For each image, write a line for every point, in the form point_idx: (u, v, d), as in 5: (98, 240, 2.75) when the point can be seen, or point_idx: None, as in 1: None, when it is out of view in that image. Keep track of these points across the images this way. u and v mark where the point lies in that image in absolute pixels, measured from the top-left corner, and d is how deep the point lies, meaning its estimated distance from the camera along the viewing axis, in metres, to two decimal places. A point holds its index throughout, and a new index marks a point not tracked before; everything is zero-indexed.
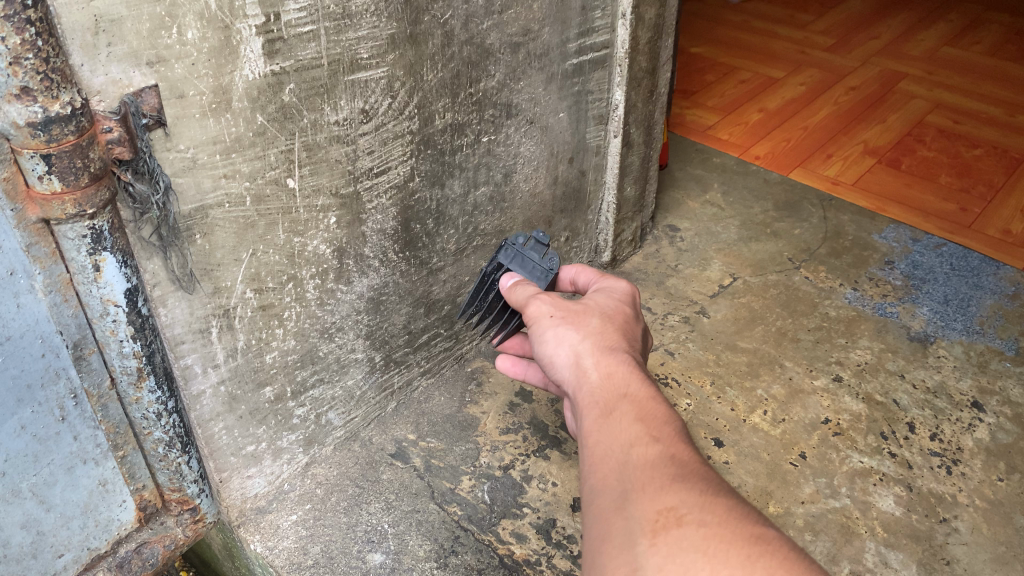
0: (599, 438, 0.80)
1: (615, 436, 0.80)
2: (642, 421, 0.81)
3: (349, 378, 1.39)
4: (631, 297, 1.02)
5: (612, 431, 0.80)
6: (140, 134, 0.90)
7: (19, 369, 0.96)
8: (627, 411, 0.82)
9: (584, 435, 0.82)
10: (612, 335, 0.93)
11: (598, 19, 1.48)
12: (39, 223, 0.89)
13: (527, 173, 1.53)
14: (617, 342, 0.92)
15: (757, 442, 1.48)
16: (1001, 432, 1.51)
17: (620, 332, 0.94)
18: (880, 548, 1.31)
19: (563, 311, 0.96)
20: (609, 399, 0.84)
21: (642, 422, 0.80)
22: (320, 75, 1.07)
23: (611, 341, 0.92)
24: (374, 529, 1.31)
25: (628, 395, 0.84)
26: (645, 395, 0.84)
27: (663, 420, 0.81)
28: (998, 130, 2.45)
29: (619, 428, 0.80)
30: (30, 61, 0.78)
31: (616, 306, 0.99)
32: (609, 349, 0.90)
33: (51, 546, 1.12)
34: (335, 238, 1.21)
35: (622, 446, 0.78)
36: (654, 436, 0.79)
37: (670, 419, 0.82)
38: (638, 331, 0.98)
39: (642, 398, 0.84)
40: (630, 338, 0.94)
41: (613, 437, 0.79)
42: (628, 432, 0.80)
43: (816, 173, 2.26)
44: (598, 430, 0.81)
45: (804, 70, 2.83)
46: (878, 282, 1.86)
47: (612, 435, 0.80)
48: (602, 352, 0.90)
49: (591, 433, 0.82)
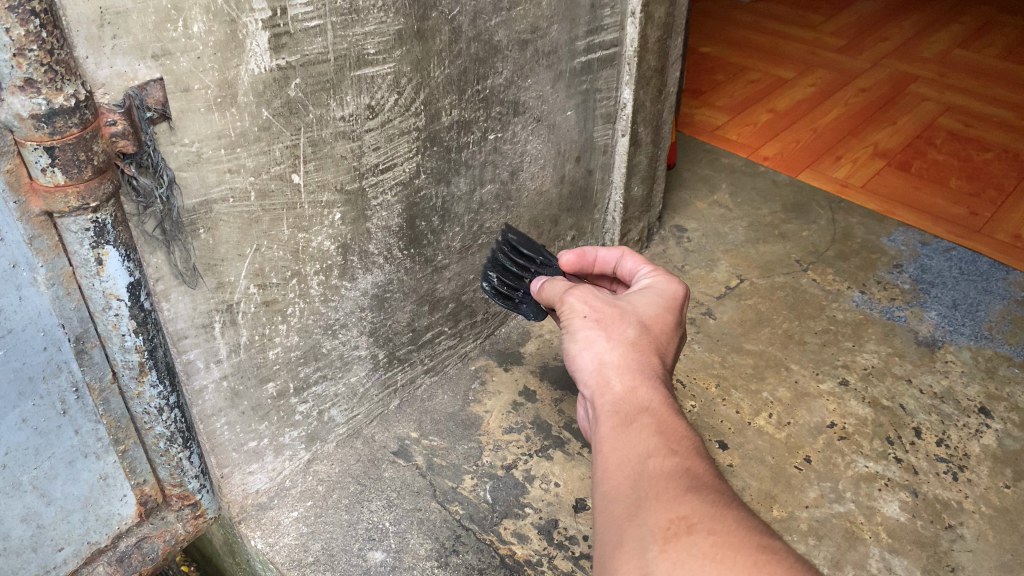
0: (615, 446, 0.78)
1: (632, 446, 0.78)
2: (662, 434, 0.79)
3: (352, 374, 1.38)
4: (677, 302, 0.98)
5: (630, 441, 0.79)
6: (145, 127, 0.89)
7: (21, 362, 0.96)
8: (647, 424, 0.80)
9: (600, 441, 0.81)
10: (643, 349, 0.90)
11: (607, 18, 1.47)
12: (41, 216, 0.88)
13: (534, 171, 1.52)
14: (645, 357, 0.89)
15: (761, 445, 1.47)
16: (1008, 439, 1.49)
17: (652, 347, 0.91)
18: (884, 554, 1.30)
19: (602, 313, 0.93)
20: (630, 410, 0.82)
21: (661, 435, 0.79)
22: (326, 71, 1.06)
23: (641, 355, 0.89)
24: (375, 527, 1.30)
25: (649, 410, 0.82)
26: (667, 411, 0.82)
27: (683, 435, 0.80)
28: (1009, 133, 2.43)
29: (638, 439, 0.78)
30: (34, 53, 0.77)
31: (658, 314, 0.95)
32: (637, 364, 0.88)
33: (51, 540, 1.11)
34: (340, 234, 1.21)
35: (639, 457, 0.77)
36: (672, 449, 0.77)
37: (690, 435, 0.80)
38: (673, 346, 0.95)
39: (663, 413, 0.82)
40: (664, 354, 0.91)
41: (631, 447, 0.78)
42: (647, 444, 0.78)
43: (825, 176, 2.24)
44: (615, 438, 0.80)
45: (815, 71, 2.81)
46: (886, 285, 1.85)
47: (630, 444, 0.78)
48: (629, 365, 0.87)
49: (608, 441, 0.80)
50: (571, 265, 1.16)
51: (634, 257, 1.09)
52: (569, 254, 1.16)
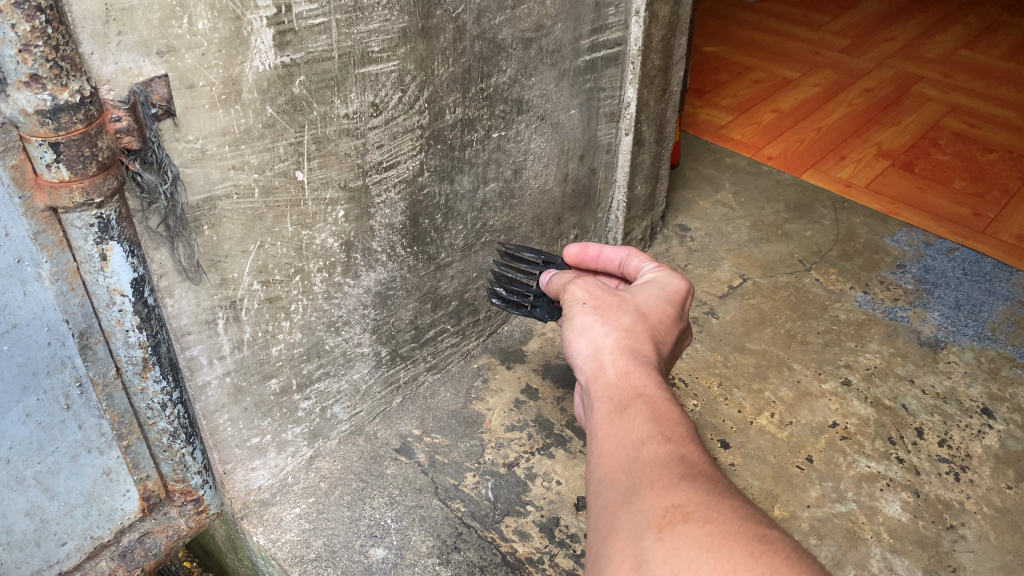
0: (610, 432, 0.78)
1: (626, 432, 0.78)
2: (656, 421, 0.79)
3: (355, 372, 1.38)
4: (681, 297, 0.98)
5: (626, 428, 0.79)
6: (149, 124, 0.90)
7: (25, 357, 0.96)
8: (642, 410, 0.80)
9: (594, 427, 0.81)
10: (639, 336, 0.90)
11: (612, 16, 1.47)
12: (46, 211, 0.88)
13: (537, 170, 1.52)
14: (642, 344, 0.90)
15: (764, 444, 1.48)
16: (1010, 440, 1.49)
17: (649, 335, 0.92)
18: (886, 554, 1.30)
19: (600, 301, 0.95)
20: (624, 396, 0.83)
21: (655, 422, 0.79)
22: (330, 68, 1.06)
23: (636, 342, 0.90)
24: (377, 524, 1.30)
25: (643, 395, 0.82)
26: (661, 398, 0.82)
27: (678, 422, 0.80)
28: (1013, 134, 2.42)
29: (632, 425, 0.79)
30: (39, 49, 0.78)
31: (658, 304, 0.96)
32: (632, 350, 0.88)
33: (55, 534, 1.11)
34: (343, 232, 1.21)
35: (633, 442, 0.77)
36: (666, 436, 0.77)
37: (684, 423, 0.80)
38: (672, 339, 0.95)
39: (657, 399, 0.82)
40: (659, 343, 0.92)
41: (626, 433, 0.78)
42: (641, 429, 0.78)
43: (828, 175, 2.24)
44: (609, 424, 0.80)
45: (819, 71, 2.81)
46: (889, 286, 1.85)
47: (624, 430, 0.78)
48: (623, 351, 0.88)
49: (603, 427, 0.80)
50: (576, 257, 1.17)
51: (640, 256, 1.10)
52: (573, 247, 1.17)
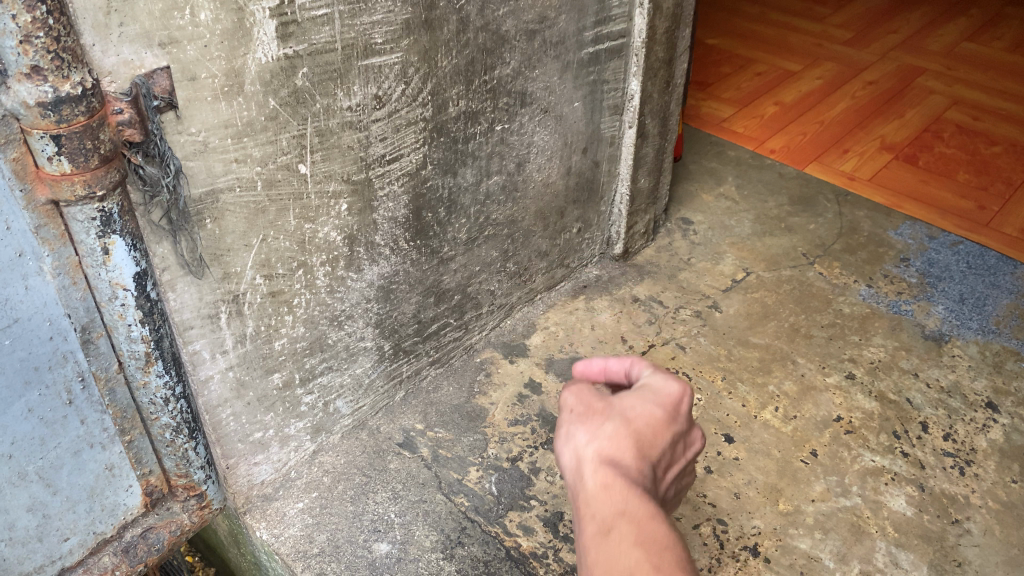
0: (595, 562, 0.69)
1: (613, 560, 0.68)
2: (644, 545, 0.69)
3: (358, 366, 1.38)
4: (680, 399, 0.82)
5: (613, 555, 0.69)
6: (151, 116, 0.89)
7: (27, 352, 0.95)
8: (627, 532, 0.70)
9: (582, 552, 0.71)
10: (628, 443, 0.77)
11: (615, 8, 1.46)
12: (47, 205, 0.87)
13: (540, 163, 1.51)
14: (630, 452, 0.76)
15: (768, 438, 1.47)
16: (1015, 434, 1.49)
17: (641, 441, 0.77)
18: (891, 548, 1.30)
19: (584, 407, 0.81)
20: (608, 517, 0.71)
21: (644, 547, 0.69)
22: (333, 60, 1.05)
23: (624, 450, 0.76)
24: (380, 518, 1.30)
25: (629, 515, 0.71)
26: (649, 518, 0.71)
27: (668, 546, 0.69)
28: (1017, 127, 2.41)
29: (618, 553, 0.69)
30: (40, 40, 0.77)
31: (646, 408, 0.81)
32: (619, 460, 0.75)
33: (57, 530, 1.10)
34: (346, 225, 1.20)
35: None
36: (655, 565, 0.68)
37: (678, 546, 0.70)
38: (666, 450, 0.80)
39: (645, 521, 0.70)
40: (650, 458, 0.77)
41: (612, 561, 0.68)
42: (624, 561, 0.68)
43: (831, 168, 2.23)
44: (595, 550, 0.70)
45: (821, 64, 2.79)
46: (893, 279, 1.84)
47: (611, 558, 0.69)
48: (609, 460, 0.75)
49: (589, 552, 0.70)
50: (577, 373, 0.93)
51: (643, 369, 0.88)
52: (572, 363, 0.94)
